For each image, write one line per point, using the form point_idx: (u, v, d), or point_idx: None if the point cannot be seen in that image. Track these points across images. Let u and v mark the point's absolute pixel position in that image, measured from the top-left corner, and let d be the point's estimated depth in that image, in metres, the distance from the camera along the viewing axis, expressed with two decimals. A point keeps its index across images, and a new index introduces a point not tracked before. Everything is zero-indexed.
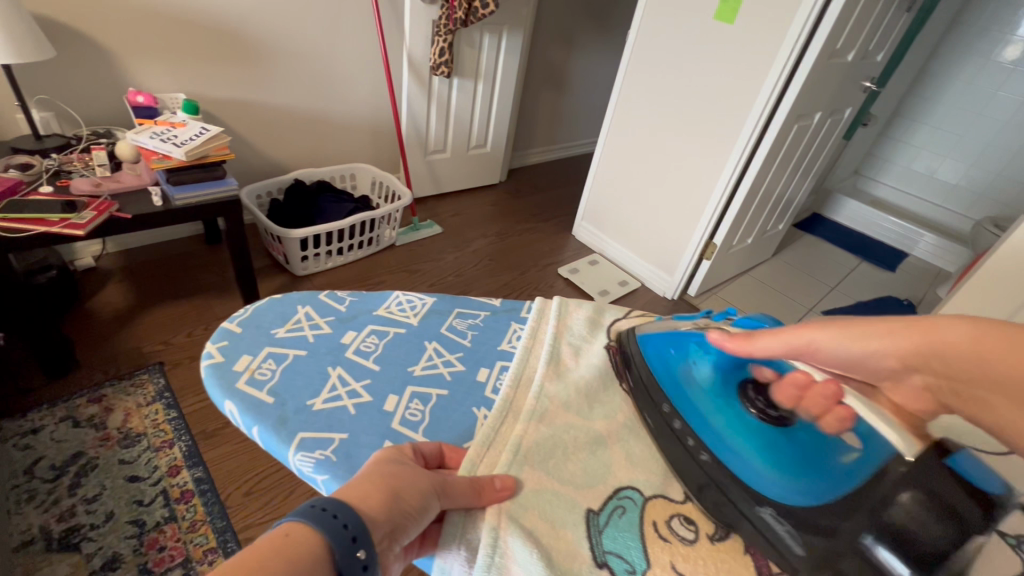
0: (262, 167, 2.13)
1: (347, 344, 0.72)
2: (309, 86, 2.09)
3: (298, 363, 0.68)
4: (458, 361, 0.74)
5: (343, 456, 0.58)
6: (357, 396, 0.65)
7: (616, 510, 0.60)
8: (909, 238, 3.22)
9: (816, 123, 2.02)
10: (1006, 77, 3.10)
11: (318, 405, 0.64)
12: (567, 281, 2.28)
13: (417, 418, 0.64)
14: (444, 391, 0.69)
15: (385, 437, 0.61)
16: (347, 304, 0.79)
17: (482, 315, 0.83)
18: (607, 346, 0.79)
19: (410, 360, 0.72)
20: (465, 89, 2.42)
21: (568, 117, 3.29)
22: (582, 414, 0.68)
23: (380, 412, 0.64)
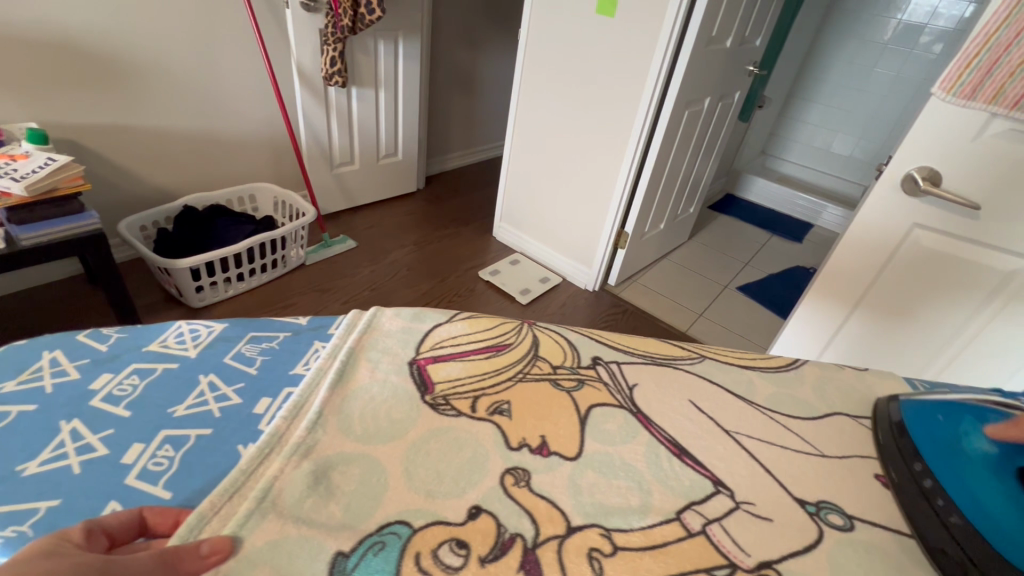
0: (146, 195, 1.97)
1: (96, 390, 0.59)
2: (189, 106, 1.95)
3: (22, 421, 0.55)
4: (233, 394, 0.60)
5: (45, 529, 0.46)
6: (89, 450, 0.53)
7: (372, 548, 0.45)
8: (815, 210, 3.42)
9: (706, 108, 2.10)
10: (880, 55, 3.36)
11: (30, 470, 0.51)
12: (487, 284, 2.25)
13: (162, 467, 0.52)
14: (206, 432, 0.56)
15: (111, 498, 0.49)
16: (111, 344, 0.66)
17: (281, 337, 0.70)
18: (413, 359, 0.65)
19: (172, 401, 0.59)
20: (366, 98, 2.35)
21: (482, 119, 3.28)
22: (362, 439, 0.55)
23: (114, 466, 0.52)
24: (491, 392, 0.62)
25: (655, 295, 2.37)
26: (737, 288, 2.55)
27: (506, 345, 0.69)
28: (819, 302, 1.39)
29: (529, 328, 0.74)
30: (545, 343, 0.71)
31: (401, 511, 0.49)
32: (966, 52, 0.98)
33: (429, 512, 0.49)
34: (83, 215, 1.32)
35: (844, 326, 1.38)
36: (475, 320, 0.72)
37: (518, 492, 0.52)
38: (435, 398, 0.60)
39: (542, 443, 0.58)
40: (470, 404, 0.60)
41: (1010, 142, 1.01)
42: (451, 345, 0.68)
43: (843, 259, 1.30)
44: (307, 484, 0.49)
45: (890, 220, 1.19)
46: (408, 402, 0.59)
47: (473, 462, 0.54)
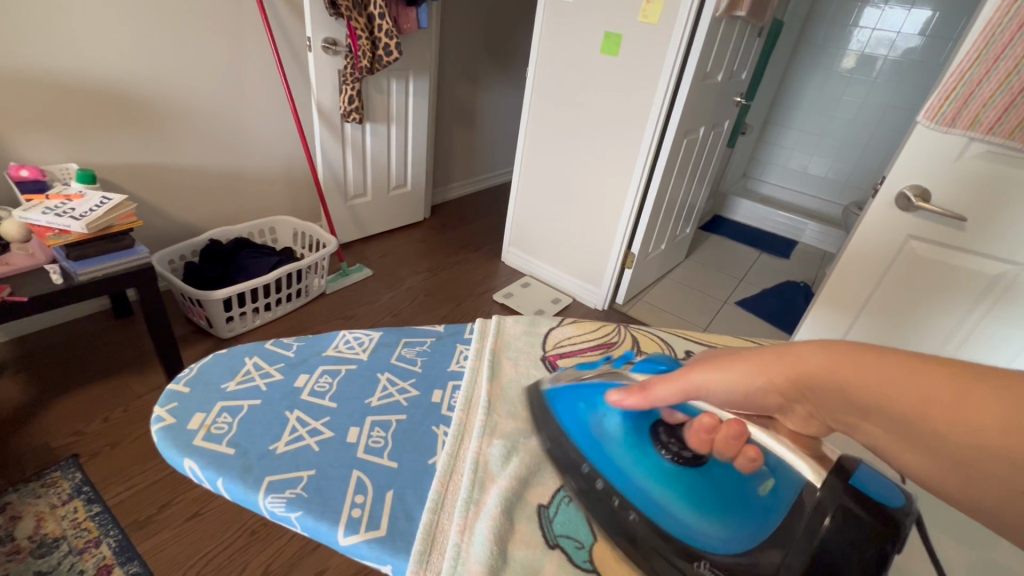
0: (173, 230, 2.03)
1: (301, 387, 0.66)
2: (215, 144, 2.03)
3: (254, 413, 0.62)
4: (411, 388, 0.68)
5: (316, 491, 0.54)
6: (319, 433, 0.60)
7: (564, 498, 0.58)
8: (796, 228, 3.62)
9: (702, 136, 2.27)
10: (847, 84, 3.64)
11: (280, 448, 0.58)
12: (503, 306, 2.34)
13: (381, 444, 0.60)
14: (402, 416, 0.64)
15: (353, 468, 0.56)
16: (295, 349, 0.72)
17: (429, 342, 0.77)
18: (543, 356, 0.75)
19: (364, 393, 0.66)
20: (379, 133, 2.46)
21: (482, 150, 3.42)
22: (527, 420, 0.65)
23: (343, 444, 0.59)
24: None
25: (661, 312, 2.49)
26: (736, 303, 2.68)
27: (616, 342, 0.78)
28: (826, 311, 1.50)
29: (626, 329, 0.82)
30: (645, 341, 0.80)
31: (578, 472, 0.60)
32: (944, 85, 1.13)
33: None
34: (132, 251, 1.38)
35: (849, 333, 1.50)
36: (582, 323, 0.81)
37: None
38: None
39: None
40: None
41: (984, 162, 1.16)
42: (570, 344, 0.78)
43: (844, 270, 1.42)
44: (505, 455, 0.60)
45: (888, 233, 1.32)
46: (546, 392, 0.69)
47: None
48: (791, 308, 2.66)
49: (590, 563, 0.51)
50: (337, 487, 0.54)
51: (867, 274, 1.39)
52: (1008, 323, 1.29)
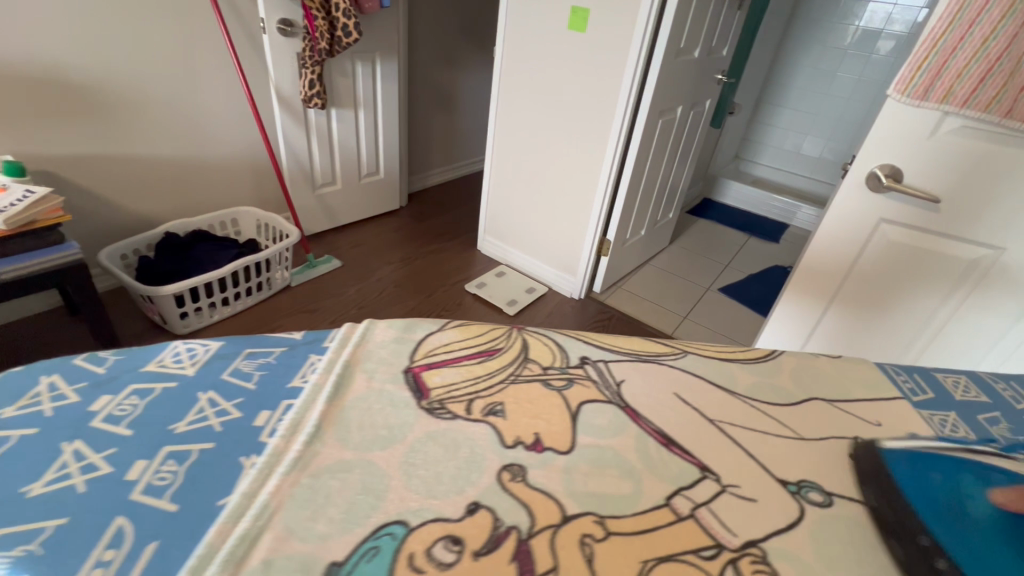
0: (126, 224, 1.95)
1: (95, 411, 0.60)
2: (168, 132, 1.94)
3: (22, 446, 0.56)
4: (234, 409, 0.61)
5: (54, 546, 0.47)
6: (92, 469, 0.54)
7: (366, 553, 0.46)
8: (789, 211, 3.52)
9: (679, 116, 2.17)
10: (842, 60, 3.50)
11: (34, 490, 0.52)
12: (475, 296, 2.27)
13: (165, 483, 0.53)
14: (209, 445, 0.57)
15: (116, 514, 0.50)
16: (107, 365, 0.67)
17: (277, 352, 0.70)
18: (407, 366, 0.67)
19: (173, 418, 0.60)
20: (345, 119, 2.37)
21: (462, 135, 3.32)
22: (360, 448, 0.56)
23: (118, 483, 0.53)
24: (485, 395, 0.65)
25: (640, 300, 2.41)
26: (719, 290, 2.60)
27: (497, 351, 0.72)
28: (798, 297, 1.42)
29: (517, 333, 0.76)
30: (534, 346, 0.73)
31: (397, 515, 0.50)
32: (915, 55, 1.04)
33: (421, 513, 0.50)
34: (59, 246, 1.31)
35: (821, 322, 1.42)
36: (466, 327, 0.75)
37: (515, 486, 0.54)
38: (430, 403, 0.62)
39: (536, 439, 0.60)
40: (464, 407, 0.62)
41: (962, 138, 1.07)
42: (442, 352, 0.70)
43: (815, 257, 1.34)
44: (307, 496, 0.51)
45: (859, 217, 1.24)
46: (399, 411, 0.61)
47: (471, 461, 0.56)
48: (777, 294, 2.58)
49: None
50: (86, 541, 0.47)
51: (839, 261, 1.31)
52: (986, 311, 1.21)
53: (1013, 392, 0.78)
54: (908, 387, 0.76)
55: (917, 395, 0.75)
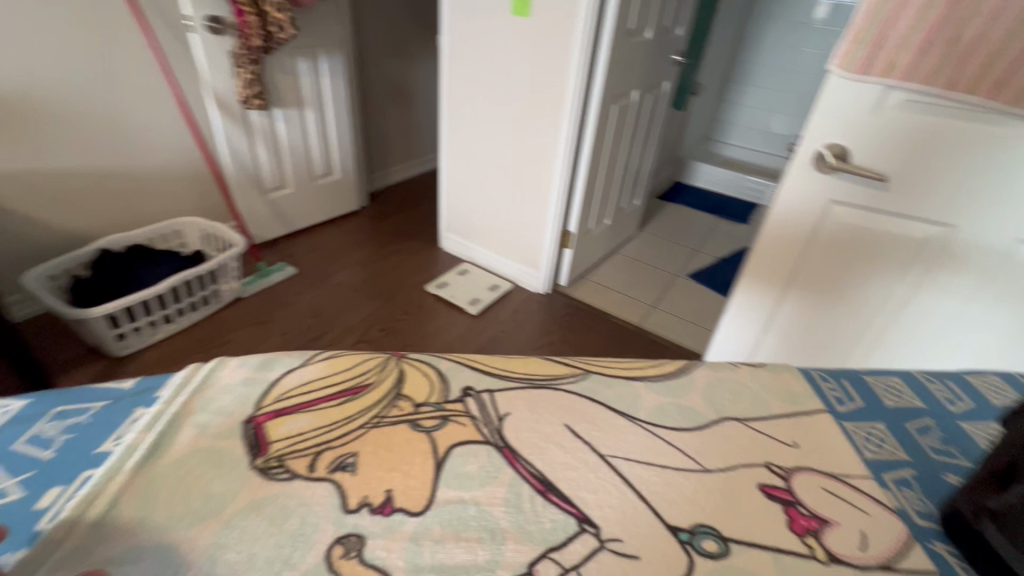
0: (55, 242, 1.85)
1: None
2: (93, 144, 1.83)
3: None
4: (18, 488, 0.56)
5: None
6: None
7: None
8: (760, 190, 3.48)
9: (636, 101, 2.11)
10: (806, 34, 3.46)
11: None
12: (436, 298, 2.20)
13: None
14: None
15: None
16: None
17: (97, 407, 0.65)
18: (250, 416, 0.64)
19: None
20: (291, 119, 2.27)
21: (422, 130, 3.22)
22: (160, 531, 0.52)
23: None
24: (336, 446, 0.62)
25: (608, 291, 2.36)
26: (689, 276, 2.56)
27: (360, 389, 0.70)
28: (755, 286, 1.37)
29: (396, 363, 0.75)
30: (410, 378, 0.72)
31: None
32: (854, 26, 0.98)
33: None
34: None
35: (779, 310, 1.37)
36: (334, 361, 0.74)
37: (345, 565, 0.50)
38: (267, 461, 0.59)
39: (386, 500, 0.56)
40: (307, 462, 0.60)
41: (907, 113, 1.02)
42: (295, 396, 0.68)
43: (771, 242, 1.29)
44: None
45: (807, 199, 1.19)
46: (232, 476, 0.57)
47: (302, 531, 0.53)
48: None
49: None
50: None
51: (793, 247, 1.26)
52: (943, 290, 1.17)
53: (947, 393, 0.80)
54: (834, 395, 0.77)
55: (843, 404, 0.75)
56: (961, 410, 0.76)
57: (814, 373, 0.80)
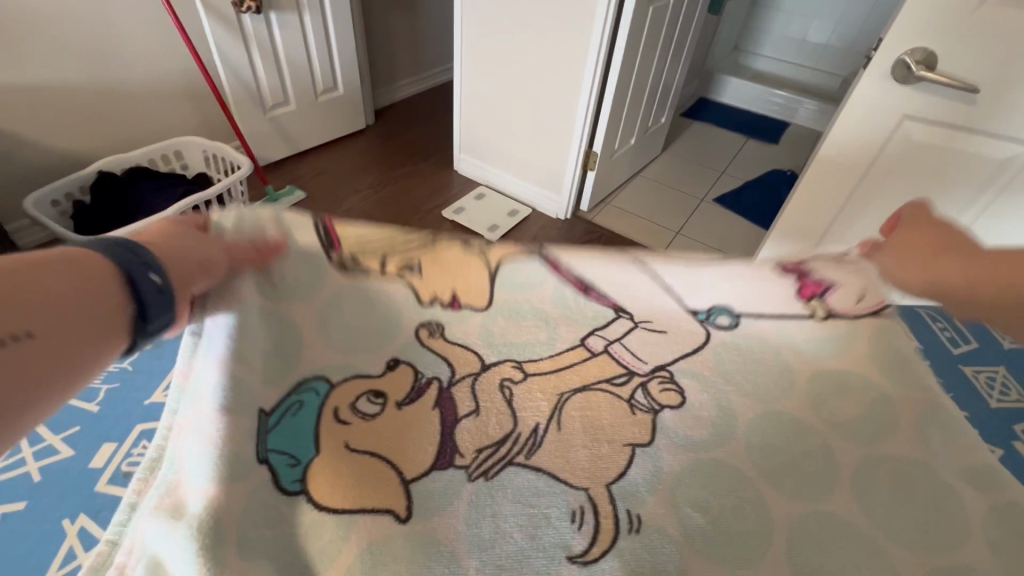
0: (51, 164, 1.74)
1: None
2: (76, 54, 1.66)
3: None
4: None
5: None
6: None
7: (292, 405, 0.61)
8: (792, 107, 3.24)
9: (673, 2, 1.88)
10: None
11: None
12: (453, 223, 2.12)
13: None
14: None
15: None
16: None
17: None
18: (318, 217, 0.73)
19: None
20: (289, 25, 2.05)
21: (429, 38, 2.95)
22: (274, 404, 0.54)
23: None
24: (403, 254, 0.75)
25: (630, 217, 2.27)
26: (714, 200, 2.44)
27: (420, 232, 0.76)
28: (803, 210, 1.28)
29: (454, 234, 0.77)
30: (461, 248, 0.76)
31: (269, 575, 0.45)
32: None
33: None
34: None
35: (825, 236, 1.30)
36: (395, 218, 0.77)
37: (432, 342, 0.72)
38: (343, 258, 0.72)
39: (453, 299, 0.76)
40: (378, 265, 0.74)
41: (1016, 9, 0.87)
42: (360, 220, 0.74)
43: (826, 163, 1.18)
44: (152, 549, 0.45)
45: (878, 115, 1.07)
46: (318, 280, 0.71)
47: (390, 316, 0.73)
48: (776, 202, 2.43)
49: (298, 482, 0.54)
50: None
51: (851, 167, 1.16)
52: (1013, 216, 1.09)
53: (952, 332, 0.81)
54: (948, 337, 0.81)
55: (958, 346, 0.80)
56: (966, 353, 0.79)
57: (925, 316, 0.82)
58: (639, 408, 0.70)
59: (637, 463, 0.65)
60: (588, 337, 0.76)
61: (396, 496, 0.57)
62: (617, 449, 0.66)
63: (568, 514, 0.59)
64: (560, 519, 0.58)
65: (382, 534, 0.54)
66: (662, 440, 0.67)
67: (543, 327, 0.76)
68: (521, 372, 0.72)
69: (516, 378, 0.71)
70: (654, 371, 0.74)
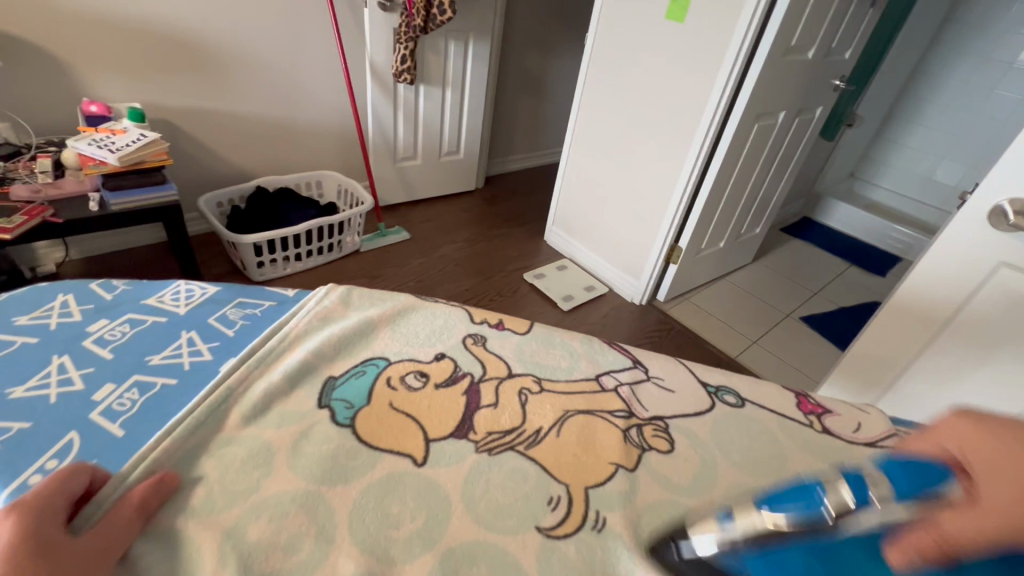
0: (226, 174, 2.16)
1: (90, 333, 0.73)
2: (269, 96, 2.11)
3: (22, 350, 0.69)
4: (207, 351, 0.72)
5: (12, 445, 0.57)
6: (67, 384, 0.65)
7: (359, 372, 0.73)
8: (906, 243, 3.09)
9: (780, 122, 1.97)
10: (1003, 75, 2.98)
11: (15, 393, 0.63)
12: (531, 286, 2.25)
13: (123, 408, 0.63)
14: (172, 381, 0.67)
15: (73, 426, 0.60)
16: (114, 294, 0.81)
17: (266, 305, 0.83)
18: None
19: (154, 349, 0.72)
20: (433, 96, 2.43)
21: (548, 123, 3.28)
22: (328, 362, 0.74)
23: (85, 400, 0.63)
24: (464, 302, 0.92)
25: (707, 316, 2.26)
26: (801, 318, 2.36)
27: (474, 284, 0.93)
28: (882, 339, 1.24)
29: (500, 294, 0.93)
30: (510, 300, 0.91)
31: (320, 489, 0.58)
32: None
33: (344, 479, 0.60)
34: (111, 121, 1.62)
35: (909, 371, 1.23)
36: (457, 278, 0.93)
37: (474, 348, 0.80)
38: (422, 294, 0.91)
39: (499, 323, 0.86)
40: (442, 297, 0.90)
41: None
42: None
43: (913, 295, 1.16)
44: (251, 452, 0.61)
45: (970, 258, 1.05)
46: (394, 297, 0.86)
47: (444, 326, 0.83)
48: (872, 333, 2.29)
49: (350, 418, 0.66)
50: (39, 443, 0.58)
51: (940, 303, 1.12)
52: None
53: None
54: None
55: None
56: None
57: None
58: (631, 441, 0.71)
59: (616, 480, 0.65)
60: (602, 376, 0.79)
61: (418, 446, 0.65)
62: (600, 465, 0.67)
63: (544, 498, 0.62)
64: (536, 499, 0.61)
65: (398, 468, 0.62)
66: (643, 472, 0.67)
67: (567, 357, 0.82)
68: (538, 385, 0.76)
69: (534, 389, 0.75)
70: (650, 419, 0.74)
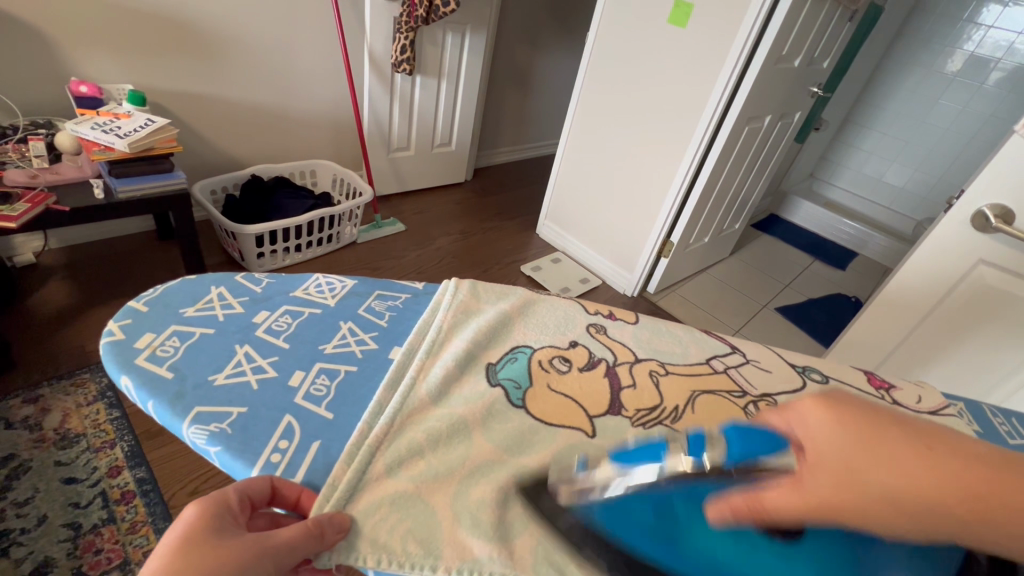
0: (217, 161, 2.09)
1: (258, 323, 0.73)
2: (264, 81, 2.05)
3: (204, 340, 0.69)
4: (371, 341, 0.74)
5: (240, 429, 0.59)
6: (262, 371, 0.66)
7: (512, 357, 0.75)
8: (860, 239, 3.35)
9: (766, 126, 2.09)
10: (946, 86, 3.25)
11: (219, 380, 0.64)
12: (529, 279, 2.30)
13: (322, 393, 0.65)
14: (353, 368, 0.69)
15: (287, 411, 0.61)
16: (263, 286, 0.80)
17: (403, 297, 0.83)
18: None
19: (323, 339, 0.73)
20: (428, 87, 2.42)
21: (534, 117, 3.32)
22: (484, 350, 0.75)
23: (283, 387, 0.65)
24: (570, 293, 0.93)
25: (692, 306, 2.38)
26: (775, 309, 2.52)
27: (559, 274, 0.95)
28: (871, 327, 1.38)
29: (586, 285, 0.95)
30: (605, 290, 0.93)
31: (521, 462, 0.63)
32: None
33: (534, 449, 0.65)
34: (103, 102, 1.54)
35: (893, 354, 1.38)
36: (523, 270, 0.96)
37: (600, 335, 0.83)
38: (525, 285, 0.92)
39: (611, 313, 0.89)
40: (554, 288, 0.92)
41: None
42: None
43: (901, 288, 1.29)
44: (448, 429, 0.63)
45: (955, 254, 1.18)
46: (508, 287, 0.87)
47: (567, 316, 0.85)
48: (836, 323, 2.48)
49: (521, 400, 0.70)
50: (265, 427, 0.60)
51: (924, 293, 1.26)
52: None
53: (1010, 428, 0.86)
54: (1006, 430, 0.85)
55: (1013, 438, 0.84)
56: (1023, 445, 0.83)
57: (987, 408, 0.89)
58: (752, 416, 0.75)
59: None
60: (711, 359, 0.84)
61: (583, 422, 0.70)
62: None
63: None
64: None
65: (574, 440, 0.67)
66: None
67: (679, 344, 0.85)
68: (664, 367, 0.79)
69: (661, 371, 0.79)
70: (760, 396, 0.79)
